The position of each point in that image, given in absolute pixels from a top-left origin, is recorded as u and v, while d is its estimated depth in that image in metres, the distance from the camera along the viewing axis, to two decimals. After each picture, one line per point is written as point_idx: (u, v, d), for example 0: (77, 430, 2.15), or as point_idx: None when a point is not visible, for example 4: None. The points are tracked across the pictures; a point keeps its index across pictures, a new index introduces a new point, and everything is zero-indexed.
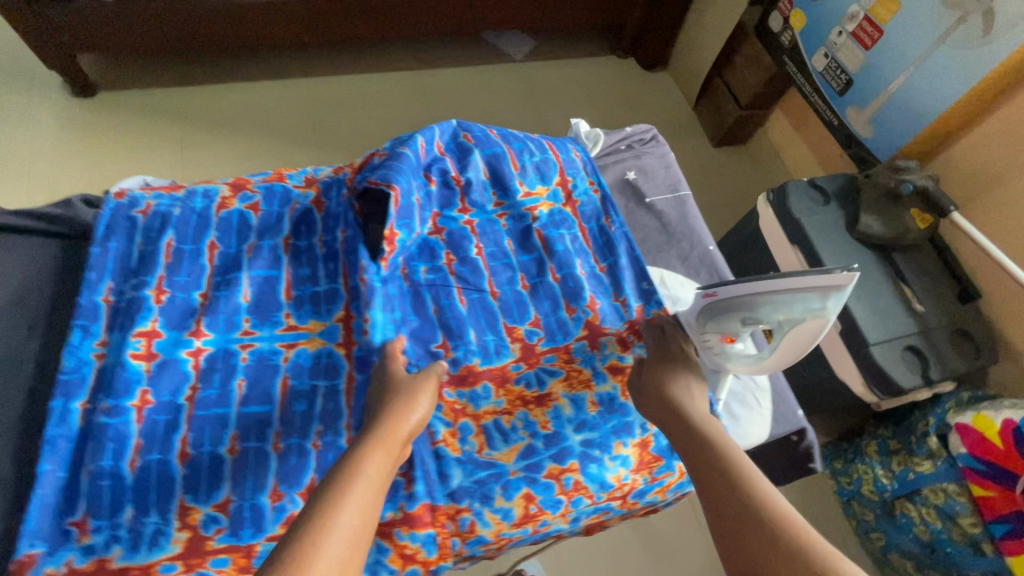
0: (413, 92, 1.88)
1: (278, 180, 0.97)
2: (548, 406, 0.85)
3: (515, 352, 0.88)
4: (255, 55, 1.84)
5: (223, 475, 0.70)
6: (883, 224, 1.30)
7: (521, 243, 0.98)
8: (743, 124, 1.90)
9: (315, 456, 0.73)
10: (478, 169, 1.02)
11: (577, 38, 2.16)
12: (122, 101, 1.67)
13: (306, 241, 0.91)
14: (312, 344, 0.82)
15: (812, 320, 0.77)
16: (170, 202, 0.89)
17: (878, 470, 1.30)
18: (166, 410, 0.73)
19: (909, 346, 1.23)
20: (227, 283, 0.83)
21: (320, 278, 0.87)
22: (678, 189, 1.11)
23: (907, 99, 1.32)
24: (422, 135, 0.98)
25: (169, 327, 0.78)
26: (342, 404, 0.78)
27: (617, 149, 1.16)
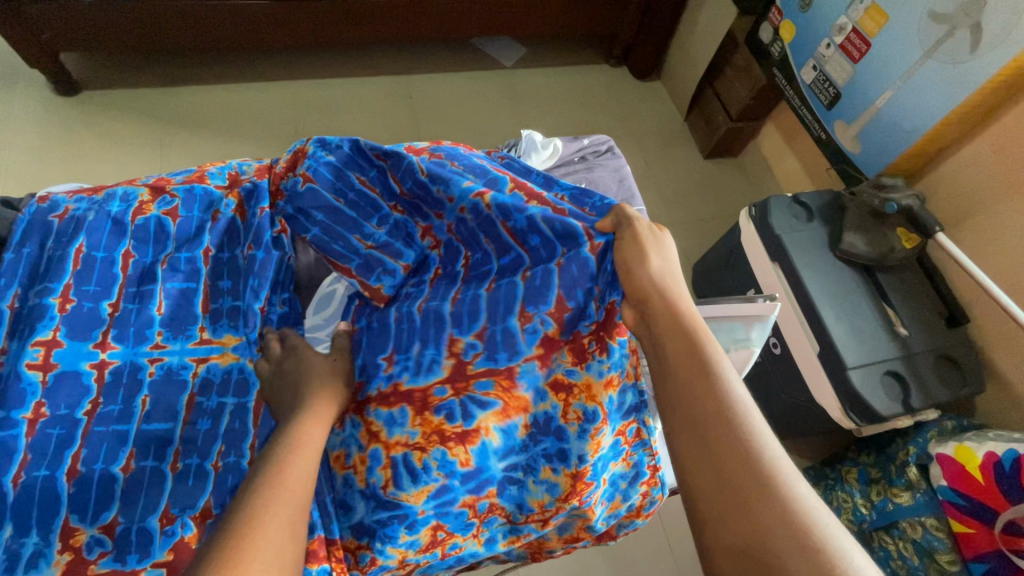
0: (401, 97, 1.87)
1: (198, 180, 0.92)
2: (473, 443, 0.77)
3: (445, 372, 0.79)
4: (243, 57, 1.84)
5: (114, 494, 0.68)
6: (867, 243, 1.25)
7: (497, 245, 0.84)
8: (733, 136, 1.87)
9: (214, 478, 0.71)
10: (415, 170, 0.88)
11: (569, 46, 2.13)
12: (104, 99, 1.67)
13: (229, 253, 0.87)
14: (223, 359, 0.79)
15: (736, 349, 0.81)
16: (87, 206, 0.85)
17: (857, 498, 1.23)
18: (60, 424, 0.70)
19: (890, 371, 1.17)
20: (140, 296, 0.80)
21: (241, 292, 0.84)
22: (632, 204, 1.02)
23: (893, 115, 1.28)
24: (332, 162, 0.92)
25: (71, 336, 0.75)
26: (248, 424, 0.75)
27: (571, 160, 1.10)
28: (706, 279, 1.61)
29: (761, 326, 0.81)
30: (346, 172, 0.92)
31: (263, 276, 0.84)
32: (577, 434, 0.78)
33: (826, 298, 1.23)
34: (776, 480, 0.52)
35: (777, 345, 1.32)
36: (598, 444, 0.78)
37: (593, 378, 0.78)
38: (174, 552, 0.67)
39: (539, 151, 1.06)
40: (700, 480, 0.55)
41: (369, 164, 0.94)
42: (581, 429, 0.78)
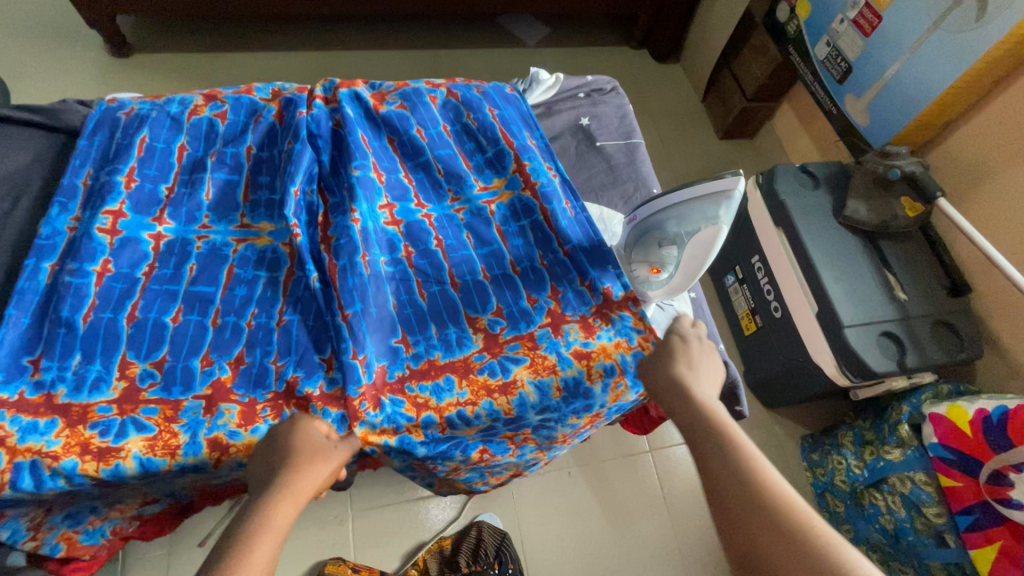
0: (427, 70, 1.97)
1: (246, 92, 1.00)
2: (513, 395, 0.77)
3: (479, 342, 0.80)
4: (280, 27, 1.95)
5: (164, 338, 0.77)
6: (870, 210, 1.29)
7: (479, 236, 0.88)
8: (748, 116, 1.90)
9: (247, 333, 0.78)
10: (431, 168, 0.92)
11: (591, 28, 2.20)
12: (154, 61, 1.81)
13: (268, 152, 0.95)
14: (260, 241, 0.87)
15: (707, 228, 0.76)
16: (150, 107, 0.96)
17: (850, 460, 1.28)
18: (122, 279, 0.79)
19: (887, 332, 1.20)
20: (192, 182, 0.90)
21: (277, 187, 0.91)
22: (632, 138, 1.04)
23: (901, 87, 1.31)
24: (351, 109, 0.93)
25: (134, 210, 0.85)
26: (278, 291, 0.82)
27: (575, 96, 1.08)
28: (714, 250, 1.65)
29: (728, 201, 0.74)
30: (351, 127, 0.90)
31: (295, 166, 0.86)
32: (600, 389, 0.79)
33: (828, 260, 1.26)
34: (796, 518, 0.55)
35: (778, 308, 1.36)
36: (618, 396, 0.80)
37: (607, 342, 0.80)
38: (212, 388, 0.73)
39: (543, 84, 1.05)
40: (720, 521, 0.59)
41: (375, 131, 0.94)
42: (604, 384, 0.79)
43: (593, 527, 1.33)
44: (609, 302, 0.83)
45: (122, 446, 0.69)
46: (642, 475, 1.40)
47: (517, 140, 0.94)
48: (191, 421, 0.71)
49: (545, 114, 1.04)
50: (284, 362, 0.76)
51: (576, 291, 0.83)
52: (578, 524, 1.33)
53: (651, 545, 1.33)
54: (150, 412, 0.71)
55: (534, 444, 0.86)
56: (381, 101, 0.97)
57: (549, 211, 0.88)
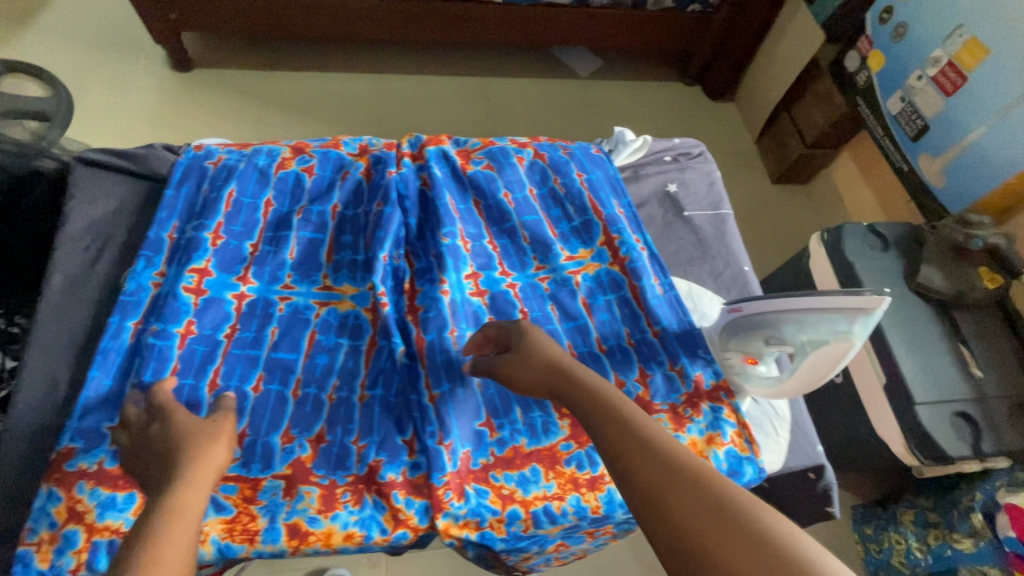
0: (479, 98, 1.96)
1: (334, 146, 1.01)
2: (601, 491, 0.74)
3: (564, 429, 0.78)
4: (337, 47, 1.97)
5: (244, 410, 0.75)
6: (945, 278, 1.23)
7: (565, 310, 0.85)
8: (805, 162, 1.84)
9: (328, 408, 0.77)
10: (517, 234, 0.90)
11: (645, 62, 2.17)
12: (214, 77, 1.83)
13: (353, 211, 0.93)
14: (342, 306, 0.85)
15: (836, 342, 0.70)
16: (238, 158, 0.96)
17: (912, 541, 1.22)
18: (205, 342, 0.78)
19: (960, 412, 1.14)
20: (276, 240, 0.88)
21: (361, 248, 0.90)
22: (720, 208, 1.00)
23: (985, 152, 1.25)
24: (440, 168, 0.93)
25: (220, 268, 0.83)
26: (360, 363, 0.81)
27: (661, 159, 1.05)
28: None
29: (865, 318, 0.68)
30: (439, 190, 0.90)
31: (385, 231, 0.86)
32: None
33: (899, 329, 1.20)
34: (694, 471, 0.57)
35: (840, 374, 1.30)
36: None
37: (697, 437, 0.75)
38: (292, 468, 0.72)
39: (630, 146, 1.02)
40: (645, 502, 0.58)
41: (461, 191, 0.93)
42: None
43: None
44: (700, 391, 0.79)
45: (201, 529, 0.68)
46: None
47: (606, 209, 0.92)
48: (270, 503, 0.69)
49: (633, 178, 1.01)
50: (364, 444, 0.75)
51: (665, 375, 0.79)
52: None
53: None
54: (228, 490, 0.70)
55: (611, 534, 0.83)
56: (467, 160, 0.97)
57: (638, 287, 0.85)
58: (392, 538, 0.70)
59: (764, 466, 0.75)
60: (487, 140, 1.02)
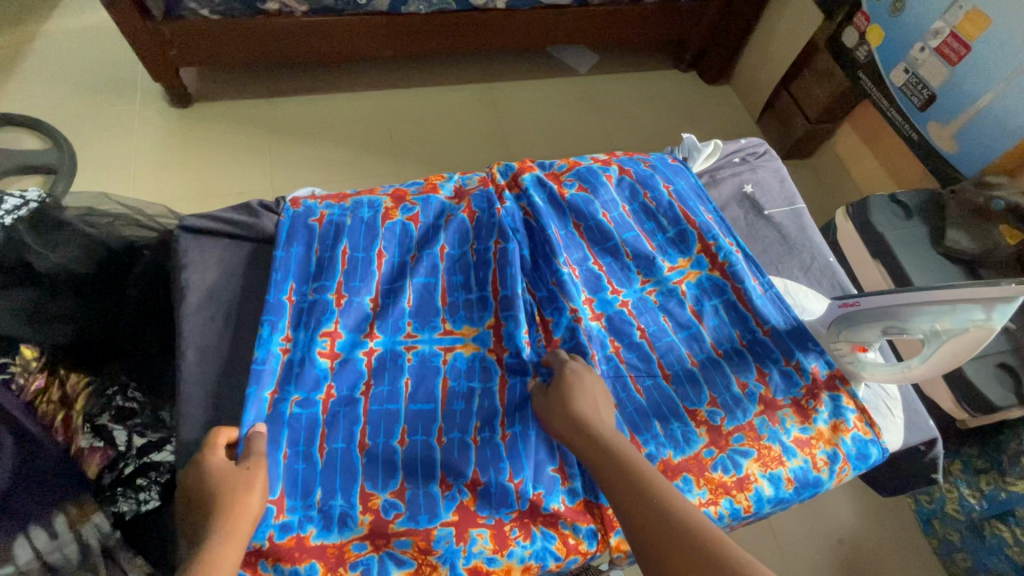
0: (485, 104, 1.95)
1: (432, 191, 1.02)
2: (750, 490, 0.76)
3: (703, 436, 0.79)
4: (336, 68, 1.93)
5: (397, 466, 0.76)
6: (971, 240, 1.30)
7: (679, 320, 0.88)
8: (810, 138, 1.90)
9: (475, 451, 0.77)
10: (620, 252, 0.93)
11: (640, 53, 2.20)
12: (215, 110, 1.78)
13: (458, 248, 0.94)
14: (466, 349, 0.86)
15: (973, 331, 0.73)
16: (341, 212, 0.96)
17: (964, 488, 1.28)
18: (345, 403, 0.80)
19: (1002, 363, 1.21)
20: (393, 291, 0.89)
21: (471, 286, 0.90)
22: (795, 203, 1.05)
23: (996, 116, 1.32)
24: (538, 196, 0.96)
25: (348, 329, 0.85)
26: (495, 405, 0.81)
27: (731, 161, 1.10)
28: None
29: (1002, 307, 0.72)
30: (544, 220, 0.93)
31: (510, 270, 0.89)
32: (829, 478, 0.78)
33: None
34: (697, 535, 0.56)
35: None
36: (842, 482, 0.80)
37: (824, 426, 0.80)
38: (459, 513, 0.73)
39: (704, 152, 1.07)
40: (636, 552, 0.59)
41: (561, 216, 0.96)
42: (832, 472, 0.78)
43: None
44: (816, 382, 0.84)
45: None
46: None
47: (699, 217, 0.95)
48: (447, 550, 0.71)
49: (711, 183, 1.06)
50: (520, 481, 0.75)
51: (783, 372, 0.83)
52: None
53: None
54: (404, 545, 0.71)
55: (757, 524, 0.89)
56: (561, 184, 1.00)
57: (743, 289, 0.89)
58: (564, 563, 0.74)
59: (886, 446, 0.81)
60: (570, 161, 1.05)
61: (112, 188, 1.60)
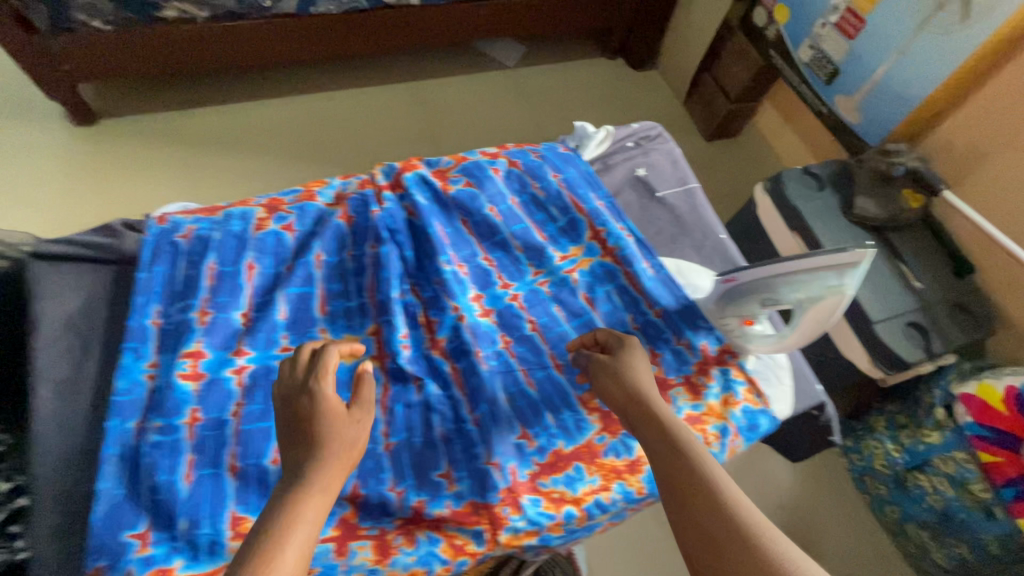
0: (411, 103, 1.92)
1: (309, 198, 0.99)
2: (641, 472, 0.80)
3: (596, 423, 0.82)
4: (252, 75, 1.87)
5: (270, 485, 0.74)
6: (877, 206, 1.35)
7: (570, 309, 0.90)
8: (733, 117, 1.94)
9: (354, 463, 0.76)
10: (509, 246, 0.94)
11: (566, 43, 2.20)
12: (121, 126, 1.69)
13: (337, 256, 0.93)
14: (348, 358, 0.85)
15: (830, 296, 0.76)
16: (209, 226, 0.92)
17: (888, 444, 1.35)
18: (213, 427, 0.77)
19: (911, 322, 1.27)
20: (265, 305, 0.87)
21: (351, 293, 0.90)
22: (688, 182, 1.06)
23: (892, 85, 1.37)
24: (422, 195, 0.95)
25: (214, 348, 0.82)
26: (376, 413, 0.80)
27: (625, 145, 1.11)
28: None
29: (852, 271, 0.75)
30: (427, 219, 0.92)
31: (388, 272, 0.88)
32: (719, 452, 0.80)
33: None
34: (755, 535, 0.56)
35: None
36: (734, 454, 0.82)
37: (714, 402, 0.83)
38: (338, 528, 0.71)
39: (595, 139, 1.08)
40: (690, 544, 0.58)
41: (447, 213, 0.96)
42: (723, 445, 0.81)
43: (657, 542, 1.33)
44: (706, 358, 0.87)
45: None
46: None
47: (587, 205, 0.97)
48: (325, 568, 0.68)
49: (603, 169, 1.07)
50: (402, 489, 0.74)
51: (673, 351, 0.86)
52: (649, 555, 1.31)
53: None
54: None
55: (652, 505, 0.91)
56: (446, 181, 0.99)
57: (632, 274, 0.92)
58: (453, 566, 0.73)
59: (776, 414, 0.84)
60: (458, 156, 1.04)
61: (10, 216, 1.50)
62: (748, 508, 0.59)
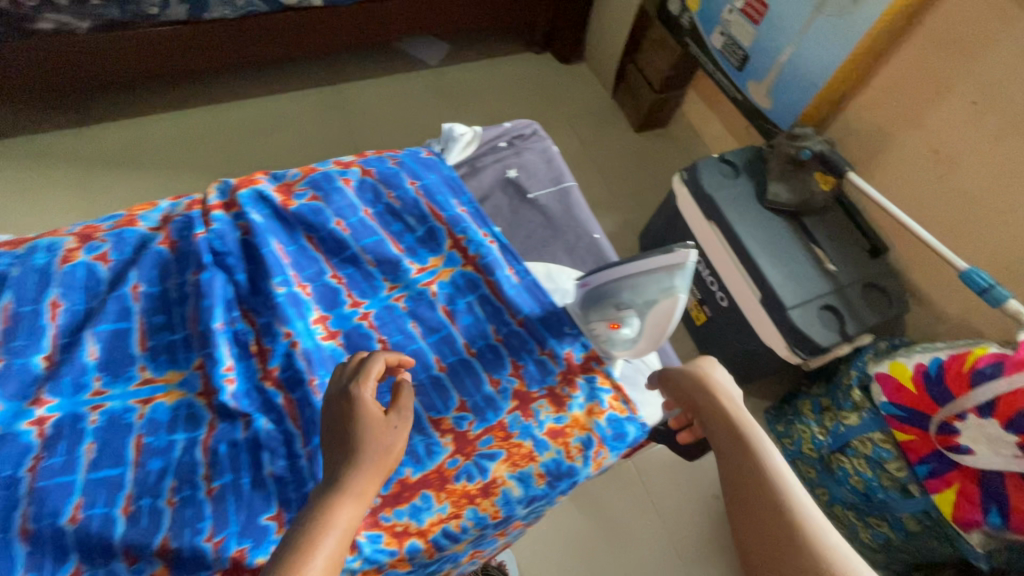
0: (330, 108, 1.85)
1: (129, 224, 0.91)
2: (496, 495, 0.75)
3: (448, 446, 0.77)
4: (157, 87, 1.78)
5: (67, 547, 0.66)
6: (789, 191, 1.35)
7: (427, 324, 0.87)
8: (659, 107, 1.93)
9: (169, 514, 0.69)
10: (360, 261, 0.90)
11: (491, 40, 2.16)
12: (12, 148, 1.59)
13: (160, 285, 0.85)
14: (170, 397, 0.79)
15: (665, 297, 0.80)
16: (9, 261, 0.84)
17: (814, 427, 1.35)
18: (3, 487, 0.69)
19: (826, 305, 1.27)
20: (72, 346, 0.79)
21: (177, 325, 0.83)
22: (562, 181, 1.08)
23: (797, 69, 1.37)
24: (257, 212, 0.89)
25: (5, 398, 0.74)
26: (198, 457, 0.74)
27: (498, 146, 1.13)
28: (653, 247, 1.66)
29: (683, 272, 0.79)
30: (262, 236, 0.86)
31: (210, 299, 0.80)
32: (583, 465, 0.78)
33: (761, 247, 1.31)
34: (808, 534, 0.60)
35: (724, 297, 1.41)
36: (600, 465, 0.80)
37: (578, 413, 0.81)
38: None
39: (461, 142, 1.07)
40: (751, 544, 0.61)
41: (288, 229, 0.90)
42: (586, 458, 0.78)
43: (591, 546, 1.30)
44: (572, 366, 0.85)
45: None
46: (627, 484, 1.39)
47: (446, 212, 0.95)
48: None
49: (471, 173, 1.09)
50: (220, 538, 0.67)
51: (537, 361, 0.84)
52: (583, 558, 1.29)
53: (649, 553, 1.32)
54: None
55: (521, 525, 0.86)
56: (289, 194, 0.93)
57: (493, 282, 0.90)
58: None
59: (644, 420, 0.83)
60: (308, 168, 0.99)
61: None
62: (818, 521, 0.61)
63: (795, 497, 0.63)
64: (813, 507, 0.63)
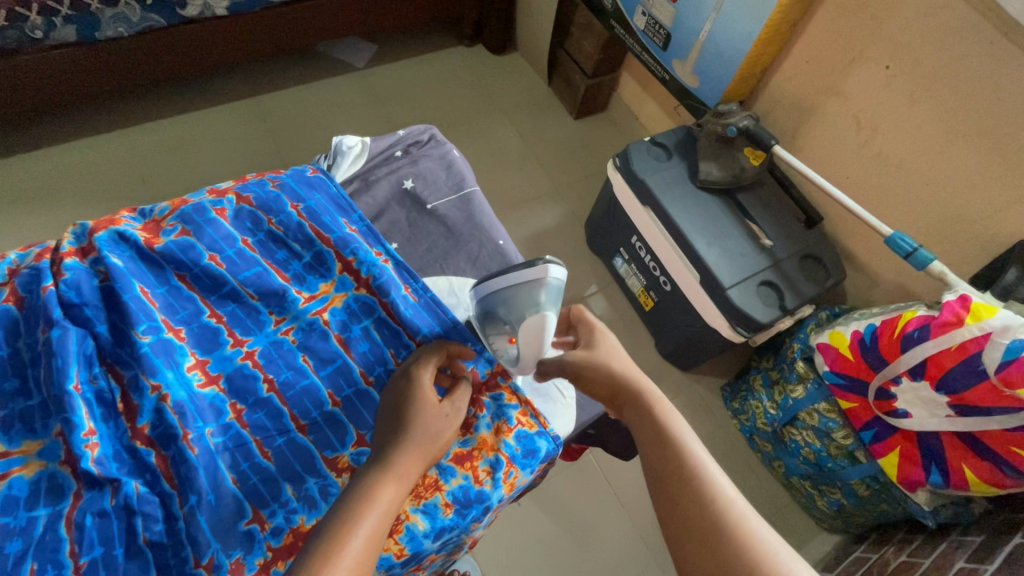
0: (254, 121, 1.77)
1: None
2: (399, 531, 0.73)
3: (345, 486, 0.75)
4: (62, 114, 1.67)
5: None
6: (720, 169, 1.34)
7: (319, 357, 0.84)
8: (594, 93, 1.90)
9: None
10: (240, 295, 0.85)
11: (420, 36, 2.09)
12: None
13: (10, 347, 0.76)
14: (27, 470, 0.69)
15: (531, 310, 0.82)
16: None
17: (766, 402, 1.35)
18: None
19: (764, 281, 1.27)
20: None
21: (32, 389, 0.74)
22: (463, 186, 1.10)
23: (716, 45, 1.35)
24: (116, 257, 0.81)
25: None
26: (62, 533, 0.66)
27: (392, 155, 1.12)
28: (598, 236, 1.64)
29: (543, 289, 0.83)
30: (124, 281, 0.79)
31: (62, 356, 0.71)
32: (492, 488, 0.78)
33: (697, 228, 1.30)
34: (726, 515, 0.59)
35: (667, 282, 1.41)
36: (511, 485, 0.80)
37: (486, 433, 0.82)
38: None
39: (349, 155, 1.09)
40: (671, 526, 0.60)
41: (157, 270, 0.84)
42: (495, 480, 0.79)
43: (554, 546, 1.29)
44: (478, 383, 0.86)
45: None
46: (589, 479, 1.38)
47: (333, 234, 0.91)
48: None
49: (364, 187, 1.07)
50: None
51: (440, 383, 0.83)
52: (547, 559, 1.27)
53: (614, 546, 1.31)
54: None
55: (440, 559, 0.83)
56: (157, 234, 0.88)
57: (389, 305, 0.87)
58: None
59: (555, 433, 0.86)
60: (179, 202, 0.94)
61: None
62: (728, 495, 0.60)
63: (705, 473, 0.63)
64: (724, 480, 0.63)
